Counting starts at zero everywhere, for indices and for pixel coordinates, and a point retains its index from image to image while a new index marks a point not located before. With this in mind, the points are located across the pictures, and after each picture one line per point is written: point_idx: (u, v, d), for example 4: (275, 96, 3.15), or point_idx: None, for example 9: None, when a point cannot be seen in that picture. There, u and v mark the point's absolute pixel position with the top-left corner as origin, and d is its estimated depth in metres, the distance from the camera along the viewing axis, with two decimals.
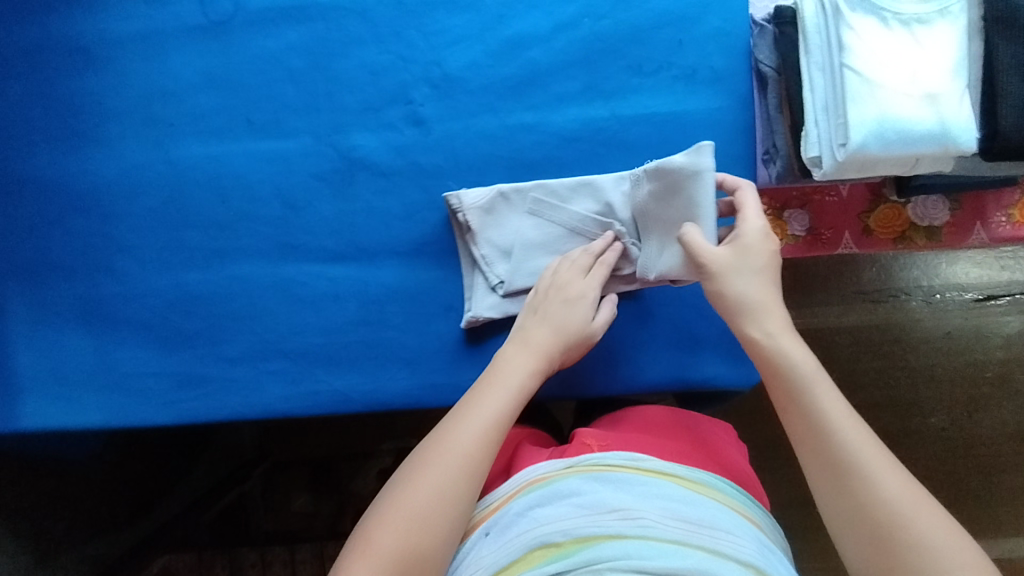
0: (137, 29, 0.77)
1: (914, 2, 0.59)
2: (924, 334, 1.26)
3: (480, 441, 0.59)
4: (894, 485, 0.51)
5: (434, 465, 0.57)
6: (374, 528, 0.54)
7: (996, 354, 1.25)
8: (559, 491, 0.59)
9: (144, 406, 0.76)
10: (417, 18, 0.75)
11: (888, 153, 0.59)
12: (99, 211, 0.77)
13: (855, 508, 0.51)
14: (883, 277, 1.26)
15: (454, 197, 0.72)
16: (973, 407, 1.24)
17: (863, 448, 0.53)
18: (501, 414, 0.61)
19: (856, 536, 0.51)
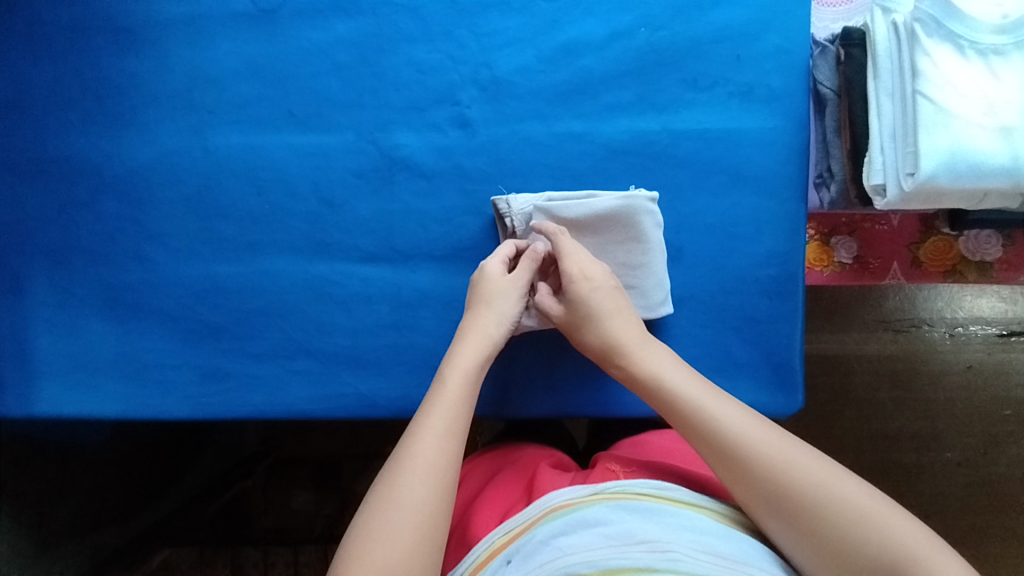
0: (182, 13, 0.75)
1: (993, 31, 0.57)
2: (949, 367, 1.23)
3: (456, 422, 0.59)
4: (781, 452, 0.53)
5: (420, 441, 0.56)
6: (385, 515, 0.52)
7: (1020, 392, 1.22)
8: (586, 520, 0.56)
9: (164, 397, 0.74)
10: (469, 18, 0.73)
11: (958, 186, 0.57)
12: (132, 196, 0.76)
13: (761, 483, 0.52)
14: (906, 306, 1.23)
15: (502, 201, 0.71)
16: (995, 444, 1.22)
17: (748, 428, 0.55)
18: (460, 406, 0.60)
19: (773, 510, 0.52)
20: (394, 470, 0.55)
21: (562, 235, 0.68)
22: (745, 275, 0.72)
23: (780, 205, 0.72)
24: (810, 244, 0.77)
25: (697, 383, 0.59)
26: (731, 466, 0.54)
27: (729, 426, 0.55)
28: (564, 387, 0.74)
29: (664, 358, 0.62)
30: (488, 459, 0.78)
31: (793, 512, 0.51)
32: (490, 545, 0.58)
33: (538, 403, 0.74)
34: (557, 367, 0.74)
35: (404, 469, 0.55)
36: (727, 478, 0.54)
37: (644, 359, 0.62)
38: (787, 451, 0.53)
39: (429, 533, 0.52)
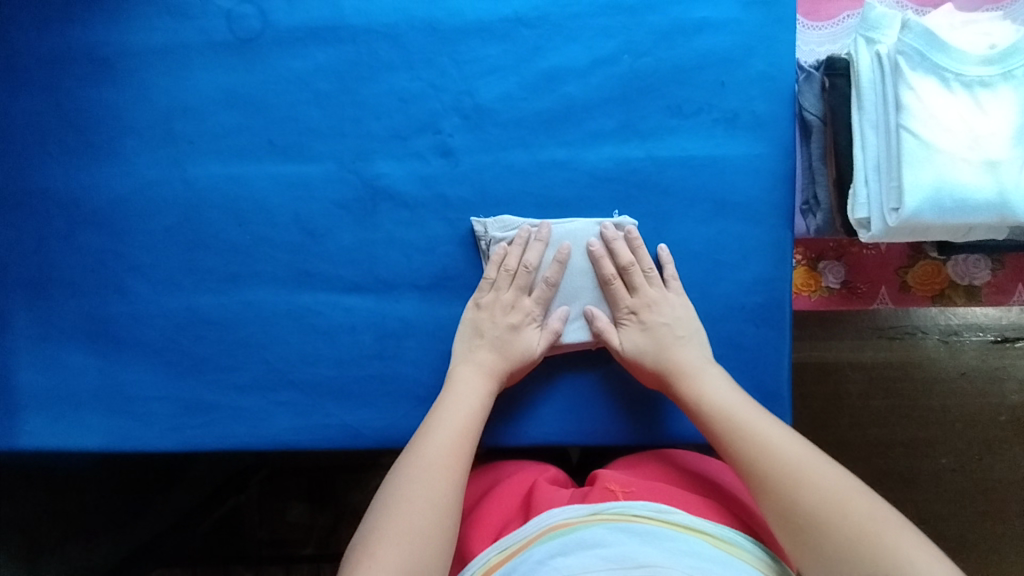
0: (160, 42, 0.74)
1: (978, 63, 0.56)
2: (941, 376, 1.23)
3: (458, 450, 0.61)
4: (806, 470, 0.55)
5: (427, 449, 0.61)
6: (393, 508, 0.55)
7: (1013, 399, 1.22)
8: (584, 541, 0.56)
9: (148, 430, 0.74)
10: (450, 45, 0.72)
11: (943, 221, 0.57)
12: (111, 227, 0.75)
13: (778, 492, 0.55)
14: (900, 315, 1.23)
15: (478, 224, 0.72)
16: (989, 452, 1.22)
17: (783, 446, 0.57)
18: (469, 414, 0.64)
19: (783, 521, 0.54)
20: (404, 470, 0.59)
21: (614, 283, 0.70)
22: (731, 303, 0.72)
23: (767, 232, 0.71)
24: (797, 269, 0.77)
25: (746, 404, 0.62)
26: (772, 495, 0.55)
27: (775, 449, 0.57)
28: (554, 419, 0.73)
29: (719, 380, 0.65)
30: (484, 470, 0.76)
31: (820, 551, 0.51)
32: (486, 562, 0.58)
33: (525, 433, 0.73)
34: (545, 398, 0.73)
35: (411, 471, 0.59)
36: (772, 511, 0.55)
37: (701, 383, 0.64)
38: (828, 480, 0.53)
39: (428, 529, 0.54)
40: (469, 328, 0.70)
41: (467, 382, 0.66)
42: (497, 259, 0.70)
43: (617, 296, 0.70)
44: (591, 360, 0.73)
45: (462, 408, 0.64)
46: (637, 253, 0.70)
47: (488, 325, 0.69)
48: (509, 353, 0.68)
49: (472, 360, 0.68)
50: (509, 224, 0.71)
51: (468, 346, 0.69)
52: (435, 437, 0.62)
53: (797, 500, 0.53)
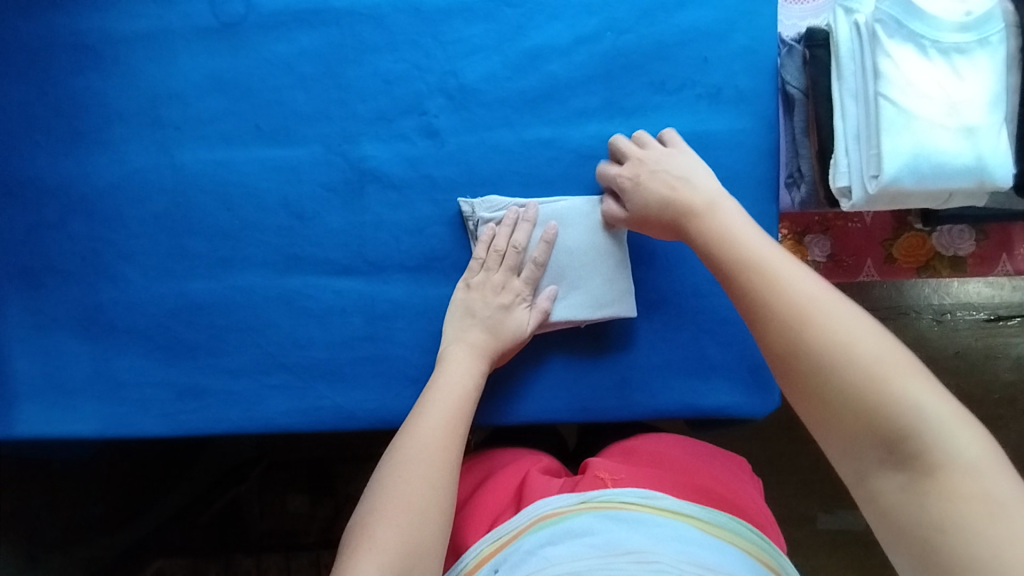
0: (144, 29, 0.74)
1: (954, 30, 0.57)
2: (933, 353, 1.24)
3: (452, 430, 0.61)
4: (819, 308, 0.47)
5: (423, 427, 0.61)
6: (393, 488, 0.56)
7: (1005, 376, 1.23)
8: (572, 530, 0.56)
9: (142, 415, 0.75)
10: (433, 26, 0.73)
11: (922, 187, 0.57)
12: (101, 215, 0.75)
13: (783, 335, 0.47)
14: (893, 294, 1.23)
15: (466, 204, 0.72)
16: None
17: (797, 284, 0.49)
18: (465, 390, 0.64)
19: (784, 366, 0.48)
20: (400, 450, 0.59)
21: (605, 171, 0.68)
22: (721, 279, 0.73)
23: (752, 207, 0.72)
24: (784, 244, 0.77)
25: (767, 242, 0.54)
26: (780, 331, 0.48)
27: (790, 285, 0.49)
28: (545, 397, 0.73)
29: (738, 219, 0.56)
30: (477, 463, 0.75)
31: (825, 390, 0.45)
32: (478, 553, 0.59)
33: (515, 411, 0.73)
34: (534, 376, 0.73)
35: (408, 451, 0.59)
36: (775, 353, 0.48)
37: (716, 223, 0.57)
38: (845, 321, 0.46)
39: (430, 506, 0.55)
40: (460, 309, 0.70)
41: (459, 362, 0.66)
42: (488, 238, 0.70)
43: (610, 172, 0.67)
44: (582, 338, 0.74)
45: (455, 387, 0.64)
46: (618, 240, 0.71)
47: (478, 305, 0.69)
48: (501, 333, 0.68)
49: (462, 341, 0.68)
50: (499, 204, 0.71)
51: (460, 328, 0.69)
52: (430, 418, 0.61)
53: (805, 342, 0.46)
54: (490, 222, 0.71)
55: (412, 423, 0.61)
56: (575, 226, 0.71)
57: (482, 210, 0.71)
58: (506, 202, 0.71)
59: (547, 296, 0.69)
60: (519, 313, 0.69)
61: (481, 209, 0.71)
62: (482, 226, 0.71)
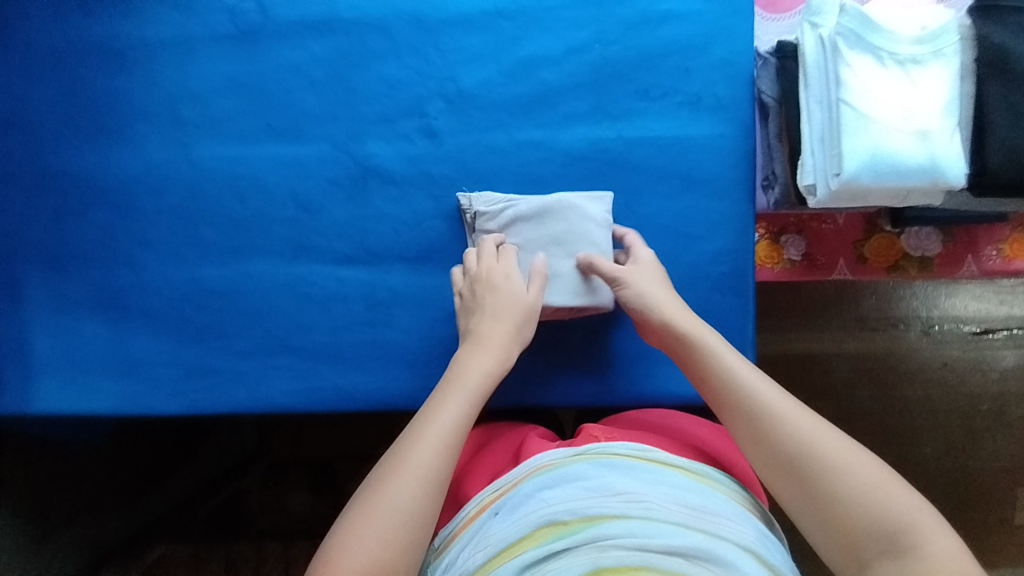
0: (168, 35, 0.80)
1: (909, 42, 0.62)
2: (923, 364, 1.28)
3: (460, 436, 0.58)
4: (799, 425, 0.57)
5: (427, 434, 0.58)
6: (385, 490, 0.53)
7: (993, 388, 1.28)
8: (567, 475, 0.61)
9: (155, 392, 0.80)
10: (435, 36, 0.79)
11: (880, 185, 0.62)
12: (120, 205, 0.81)
13: (781, 459, 0.57)
14: (883, 305, 1.28)
15: (464, 198, 0.77)
16: (972, 439, 1.27)
17: (782, 410, 0.59)
18: (476, 399, 0.62)
19: (791, 485, 0.57)
20: (399, 453, 0.56)
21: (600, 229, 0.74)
22: (698, 272, 0.77)
23: (729, 206, 0.77)
24: (760, 243, 0.81)
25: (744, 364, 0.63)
26: (777, 451, 0.58)
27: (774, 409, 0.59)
28: (534, 380, 0.78)
29: (718, 344, 0.65)
30: (482, 429, 0.80)
31: (823, 499, 0.54)
32: (478, 503, 0.62)
33: (505, 395, 0.78)
34: (524, 362, 0.78)
35: (407, 456, 0.56)
36: (781, 471, 0.57)
37: (702, 343, 0.65)
38: (834, 442, 0.56)
39: (422, 522, 0.53)
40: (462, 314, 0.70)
41: (473, 368, 0.64)
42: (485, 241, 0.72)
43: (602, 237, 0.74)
44: (569, 327, 0.78)
45: (465, 394, 0.62)
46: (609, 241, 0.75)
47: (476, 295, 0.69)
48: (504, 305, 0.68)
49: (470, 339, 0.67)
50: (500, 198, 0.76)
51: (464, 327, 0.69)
52: (439, 421, 0.58)
53: (808, 460, 0.56)
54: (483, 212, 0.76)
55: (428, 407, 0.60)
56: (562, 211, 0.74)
57: (477, 202, 0.76)
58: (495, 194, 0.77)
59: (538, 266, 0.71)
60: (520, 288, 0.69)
61: (476, 201, 0.76)
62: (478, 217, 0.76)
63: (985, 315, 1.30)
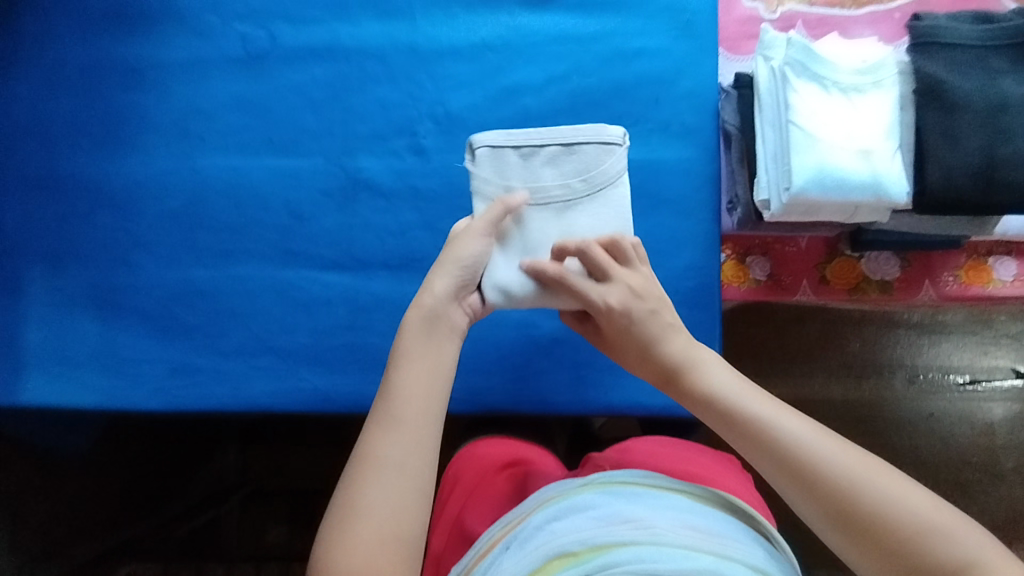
0: (184, 57, 0.87)
1: (851, 73, 0.68)
2: (910, 414, 1.39)
3: (417, 437, 0.56)
4: (840, 462, 0.52)
5: (381, 440, 0.55)
6: (355, 503, 0.53)
7: (979, 441, 1.39)
8: (576, 505, 0.62)
9: (138, 389, 0.82)
10: (427, 64, 0.86)
11: (828, 199, 0.66)
12: (125, 209, 0.86)
13: (825, 499, 0.52)
14: (868, 353, 1.40)
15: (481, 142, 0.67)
16: (963, 491, 1.37)
17: (817, 442, 0.54)
18: (429, 393, 0.58)
19: (840, 531, 0.52)
20: (360, 466, 0.54)
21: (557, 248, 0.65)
22: (667, 286, 0.80)
23: (696, 225, 0.81)
24: (727, 263, 0.85)
25: (761, 397, 0.58)
26: (817, 491, 0.52)
27: (807, 443, 0.54)
28: (506, 386, 0.81)
29: (720, 370, 0.61)
30: (494, 445, 0.88)
31: (903, 570, 0.49)
32: (490, 538, 0.63)
33: (478, 398, 0.81)
34: (498, 368, 0.81)
35: (368, 468, 0.54)
36: (822, 510, 0.52)
37: (707, 375, 0.61)
38: (881, 476, 0.51)
39: (396, 530, 0.52)
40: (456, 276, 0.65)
41: (422, 356, 0.60)
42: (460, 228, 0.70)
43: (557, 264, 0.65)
44: (543, 336, 0.82)
45: (418, 386, 0.58)
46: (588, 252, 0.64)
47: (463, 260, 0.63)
48: (449, 258, 0.63)
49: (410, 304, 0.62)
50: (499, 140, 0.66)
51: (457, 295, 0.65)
52: (392, 426, 0.56)
53: (855, 500, 0.51)
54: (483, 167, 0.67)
55: (389, 387, 0.58)
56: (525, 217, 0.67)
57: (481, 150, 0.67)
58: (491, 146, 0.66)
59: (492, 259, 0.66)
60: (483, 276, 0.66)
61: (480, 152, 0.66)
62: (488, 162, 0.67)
63: (970, 364, 1.41)
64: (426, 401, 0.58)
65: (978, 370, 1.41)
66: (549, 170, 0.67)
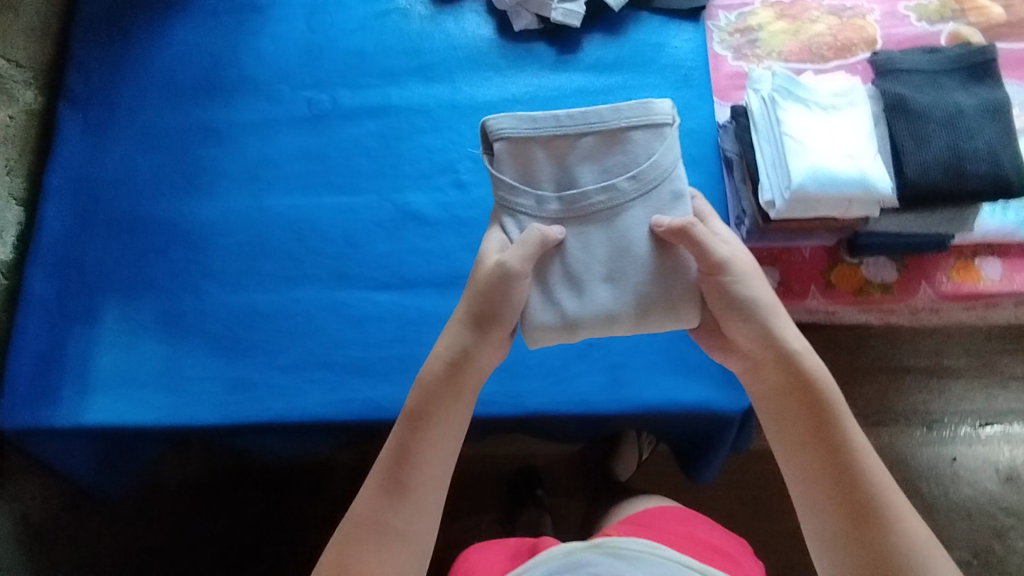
0: (257, 118, 1.02)
1: (829, 96, 0.82)
2: (931, 459, 1.41)
3: (426, 501, 0.69)
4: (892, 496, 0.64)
5: (400, 507, 0.68)
6: (371, 558, 0.66)
7: (1005, 487, 1.40)
8: (579, 562, 0.71)
9: (197, 405, 0.87)
10: (466, 117, 1.00)
11: (824, 194, 0.77)
12: (197, 244, 0.95)
13: (875, 511, 0.63)
14: (882, 400, 1.44)
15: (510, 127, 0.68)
16: (997, 538, 1.37)
17: (882, 476, 0.65)
18: (440, 465, 0.70)
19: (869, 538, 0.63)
20: (378, 526, 0.67)
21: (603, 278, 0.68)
22: None
23: None
24: None
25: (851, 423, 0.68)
26: (872, 501, 0.64)
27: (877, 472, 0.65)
28: (546, 390, 0.86)
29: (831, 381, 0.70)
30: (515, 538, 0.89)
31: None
32: None
33: (519, 402, 0.86)
34: (538, 373, 0.87)
35: (383, 529, 0.67)
36: (869, 515, 0.63)
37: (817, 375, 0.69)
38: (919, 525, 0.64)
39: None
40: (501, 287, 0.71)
41: (436, 434, 0.70)
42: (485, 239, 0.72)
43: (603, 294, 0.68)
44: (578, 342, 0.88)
45: (431, 459, 0.69)
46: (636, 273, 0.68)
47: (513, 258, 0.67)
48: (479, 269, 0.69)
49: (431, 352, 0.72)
50: (523, 129, 0.67)
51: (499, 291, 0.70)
52: (410, 493, 0.68)
53: (899, 523, 0.63)
54: (515, 151, 0.68)
55: (408, 451, 0.69)
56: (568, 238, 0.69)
57: (510, 134, 0.68)
58: (521, 130, 0.68)
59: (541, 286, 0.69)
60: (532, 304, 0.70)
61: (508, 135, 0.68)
62: (516, 148, 0.68)
63: (984, 409, 1.44)
64: (436, 469, 0.70)
65: (992, 414, 1.44)
66: (586, 166, 0.68)
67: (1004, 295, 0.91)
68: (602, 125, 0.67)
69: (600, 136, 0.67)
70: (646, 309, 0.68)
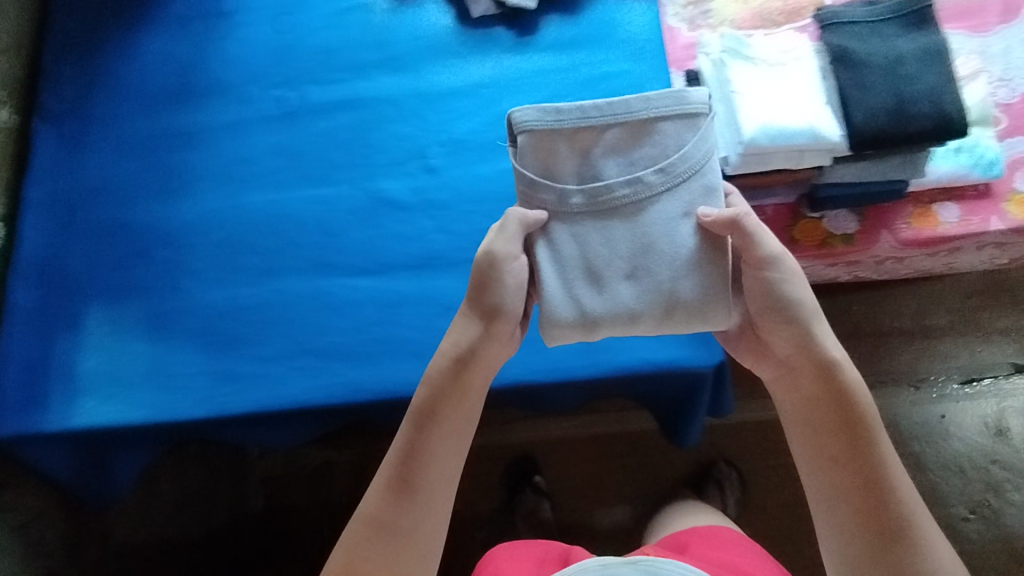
0: (229, 119, 1.04)
1: (773, 53, 0.84)
2: (921, 418, 1.43)
3: (434, 502, 0.70)
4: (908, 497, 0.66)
5: (410, 512, 0.69)
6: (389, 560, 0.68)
7: (995, 439, 1.42)
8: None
9: (185, 399, 0.88)
10: (432, 103, 1.02)
11: (775, 146, 0.80)
12: (178, 245, 0.97)
13: (888, 507, 0.66)
14: (868, 362, 1.46)
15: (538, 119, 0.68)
16: (991, 491, 1.39)
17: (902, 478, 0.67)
18: (445, 465, 0.71)
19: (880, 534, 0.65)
20: (391, 529, 0.69)
21: (627, 275, 0.70)
22: None
23: None
24: None
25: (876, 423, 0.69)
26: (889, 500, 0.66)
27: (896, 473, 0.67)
28: (525, 360, 0.88)
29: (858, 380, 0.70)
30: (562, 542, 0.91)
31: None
32: None
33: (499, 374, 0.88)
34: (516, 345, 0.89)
35: (398, 534, 0.68)
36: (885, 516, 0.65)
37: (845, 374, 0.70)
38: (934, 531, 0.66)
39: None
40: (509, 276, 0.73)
41: (442, 438, 0.71)
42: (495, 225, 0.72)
43: (626, 292, 0.70)
44: None
45: (439, 463, 0.70)
46: (660, 270, 0.70)
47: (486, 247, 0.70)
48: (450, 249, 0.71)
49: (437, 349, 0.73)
50: (546, 121, 0.68)
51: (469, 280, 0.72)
52: (420, 494, 0.69)
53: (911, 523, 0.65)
54: (538, 144, 0.69)
55: (415, 452, 0.70)
56: (593, 233, 0.70)
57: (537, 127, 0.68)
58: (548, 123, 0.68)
59: (564, 281, 0.71)
60: (551, 295, 0.70)
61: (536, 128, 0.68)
62: (542, 141, 0.69)
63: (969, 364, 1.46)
64: (443, 470, 0.71)
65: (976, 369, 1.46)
66: (607, 156, 0.70)
67: (963, 238, 0.94)
68: (631, 115, 0.69)
69: (626, 128, 0.69)
70: (673, 302, 0.70)
